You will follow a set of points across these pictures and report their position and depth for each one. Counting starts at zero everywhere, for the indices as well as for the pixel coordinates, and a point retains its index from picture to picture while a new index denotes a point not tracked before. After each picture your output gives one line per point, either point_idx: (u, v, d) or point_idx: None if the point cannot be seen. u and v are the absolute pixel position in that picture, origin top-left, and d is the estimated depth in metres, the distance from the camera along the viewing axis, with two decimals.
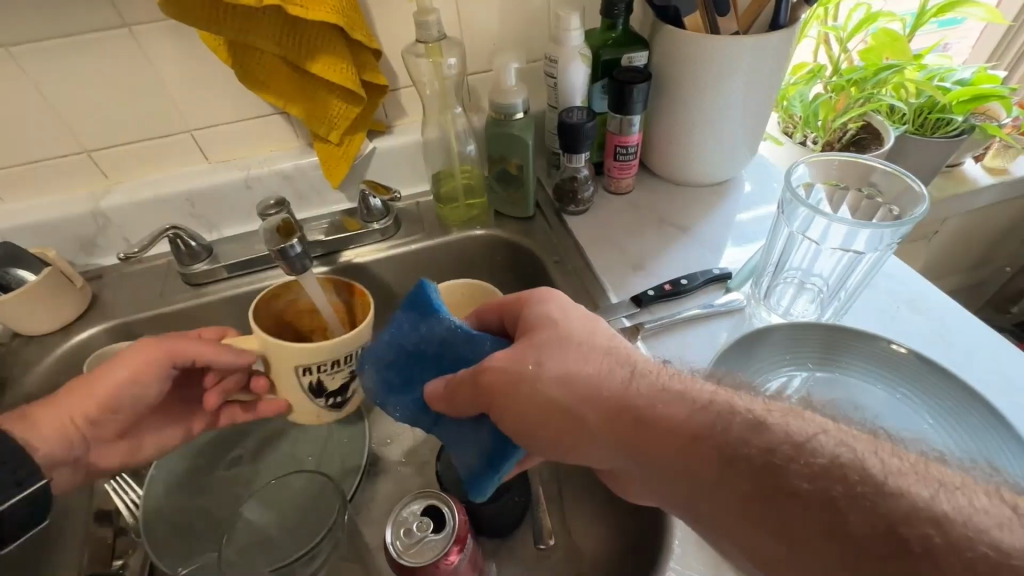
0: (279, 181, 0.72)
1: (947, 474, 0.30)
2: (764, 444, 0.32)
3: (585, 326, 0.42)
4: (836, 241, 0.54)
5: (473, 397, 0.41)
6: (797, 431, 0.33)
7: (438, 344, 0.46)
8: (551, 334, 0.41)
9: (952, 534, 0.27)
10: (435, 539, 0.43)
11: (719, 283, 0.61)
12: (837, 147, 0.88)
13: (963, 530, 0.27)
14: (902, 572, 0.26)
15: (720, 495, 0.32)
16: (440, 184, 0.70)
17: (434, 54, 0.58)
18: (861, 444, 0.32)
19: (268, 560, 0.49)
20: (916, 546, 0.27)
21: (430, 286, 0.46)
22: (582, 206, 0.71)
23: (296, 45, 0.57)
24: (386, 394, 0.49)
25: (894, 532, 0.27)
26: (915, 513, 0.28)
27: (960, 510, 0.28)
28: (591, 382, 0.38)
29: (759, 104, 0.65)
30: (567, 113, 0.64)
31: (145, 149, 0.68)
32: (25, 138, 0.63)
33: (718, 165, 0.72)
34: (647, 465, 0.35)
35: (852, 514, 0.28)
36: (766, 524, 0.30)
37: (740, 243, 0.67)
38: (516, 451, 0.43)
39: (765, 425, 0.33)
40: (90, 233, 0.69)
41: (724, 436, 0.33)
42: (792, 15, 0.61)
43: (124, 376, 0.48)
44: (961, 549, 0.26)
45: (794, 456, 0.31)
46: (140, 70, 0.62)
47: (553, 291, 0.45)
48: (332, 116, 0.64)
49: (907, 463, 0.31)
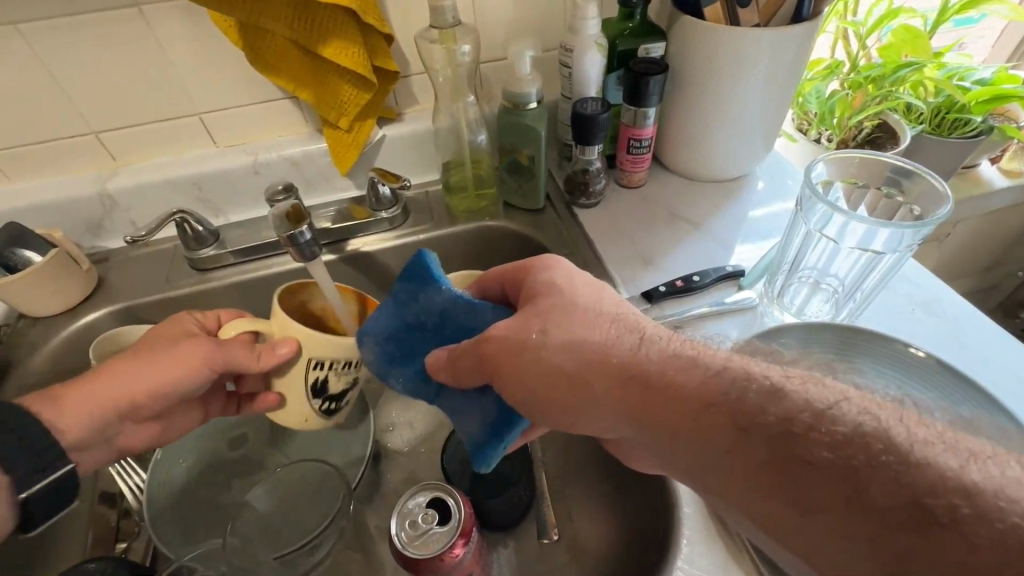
0: (287, 167, 0.72)
1: (976, 446, 0.29)
2: (782, 411, 0.32)
3: (597, 299, 0.41)
4: (854, 240, 0.53)
5: (478, 367, 0.41)
6: (818, 398, 0.32)
7: (438, 315, 0.45)
8: (556, 301, 0.41)
9: (982, 505, 0.26)
10: (440, 531, 0.43)
11: (731, 280, 0.60)
12: (852, 146, 0.87)
13: (994, 500, 0.26)
14: (924, 541, 0.26)
15: (736, 463, 0.32)
16: (450, 173, 0.69)
17: (448, 40, 0.57)
18: (885, 411, 0.31)
19: (274, 546, 0.49)
20: (941, 517, 0.26)
21: (430, 256, 0.46)
22: (593, 199, 0.70)
23: (308, 29, 0.56)
24: (386, 366, 0.46)
25: (917, 503, 0.27)
26: (940, 482, 0.27)
27: (991, 480, 0.27)
28: (599, 349, 0.38)
29: (778, 98, 0.64)
30: (581, 104, 0.63)
31: (152, 132, 0.67)
32: (33, 119, 0.62)
33: (733, 160, 0.70)
34: (660, 434, 0.35)
35: (874, 484, 0.28)
36: (785, 493, 0.30)
37: (753, 240, 0.66)
38: (522, 420, 0.42)
39: (783, 392, 0.33)
40: (97, 216, 0.68)
41: (740, 403, 0.33)
42: (814, 9, 0.59)
43: (158, 382, 0.48)
44: (991, 519, 0.25)
45: (812, 423, 0.31)
46: (149, 51, 0.61)
47: (556, 257, 0.44)
48: (342, 102, 0.63)
49: (933, 432, 0.30)
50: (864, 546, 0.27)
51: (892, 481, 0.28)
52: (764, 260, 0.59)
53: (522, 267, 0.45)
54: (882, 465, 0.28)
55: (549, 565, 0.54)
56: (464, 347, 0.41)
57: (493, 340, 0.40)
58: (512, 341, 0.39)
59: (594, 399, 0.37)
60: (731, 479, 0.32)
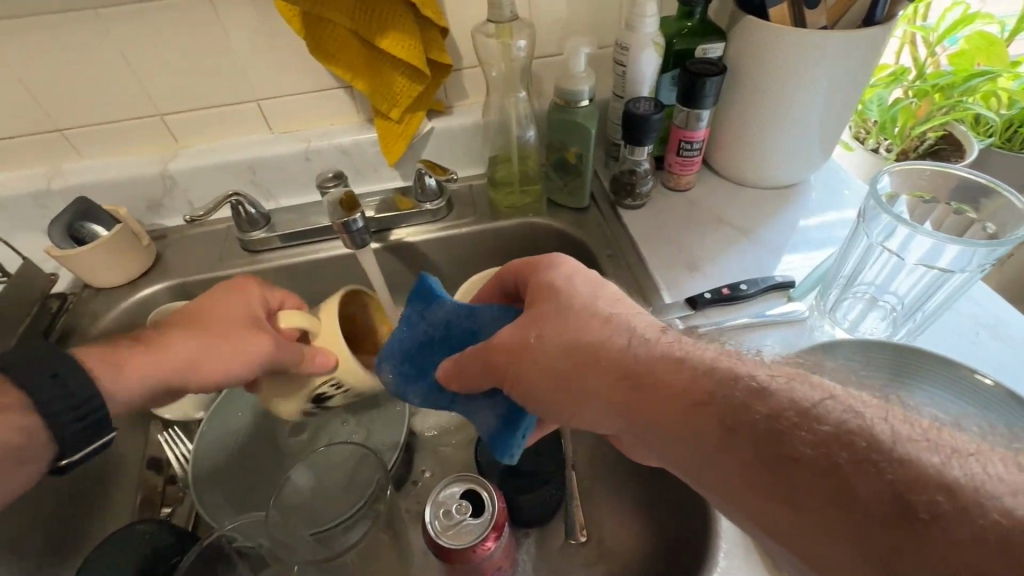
0: (338, 155, 0.73)
1: (958, 440, 0.28)
2: (768, 409, 0.31)
3: (594, 292, 0.41)
4: (918, 256, 0.51)
5: (482, 372, 0.41)
6: (802, 397, 0.31)
7: (444, 327, 0.47)
8: (551, 304, 0.40)
9: (962, 500, 0.24)
10: (473, 524, 0.44)
11: (780, 291, 0.58)
12: (912, 157, 0.83)
13: (975, 495, 0.24)
14: (906, 540, 0.24)
15: (724, 462, 0.31)
16: (496, 168, 0.69)
17: (504, 35, 0.57)
18: (870, 409, 0.30)
19: (308, 525, 0.50)
20: (923, 515, 0.25)
21: (429, 277, 0.49)
22: (639, 200, 0.69)
23: (368, 20, 0.57)
24: (404, 384, 0.47)
25: (901, 501, 0.25)
26: (924, 478, 0.26)
27: (973, 477, 0.25)
28: (590, 346, 0.37)
29: (839, 106, 0.62)
30: (634, 104, 0.62)
31: (214, 116, 0.70)
32: (106, 99, 0.65)
33: (788, 166, 0.68)
34: (652, 428, 0.34)
35: (858, 483, 0.27)
36: (769, 491, 0.29)
37: (804, 250, 0.64)
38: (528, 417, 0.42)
39: (768, 390, 0.31)
40: (158, 194, 0.71)
41: (727, 400, 0.32)
42: (889, 12, 0.57)
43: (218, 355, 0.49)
44: (972, 515, 0.24)
45: (798, 422, 0.30)
46: (216, 37, 0.63)
47: (559, 256, 0.44)
48: (396, 94, 0.64)
49: (918, 429, 0.28)
50: (852, 548, 0.26)
51: (879, 478, 0.26)
52: (819, 272, 0.58)
53: (521, 269, 0.45)
54: (869, 461, 0.27)
55: (576, 565, 0.54)
56: (468, 357, 0.41)
57: (497, 344, 0.40)
58: (512, 342, 0.40)
59: (586, 393, 0.37)
60: (721, 478, 0.31)
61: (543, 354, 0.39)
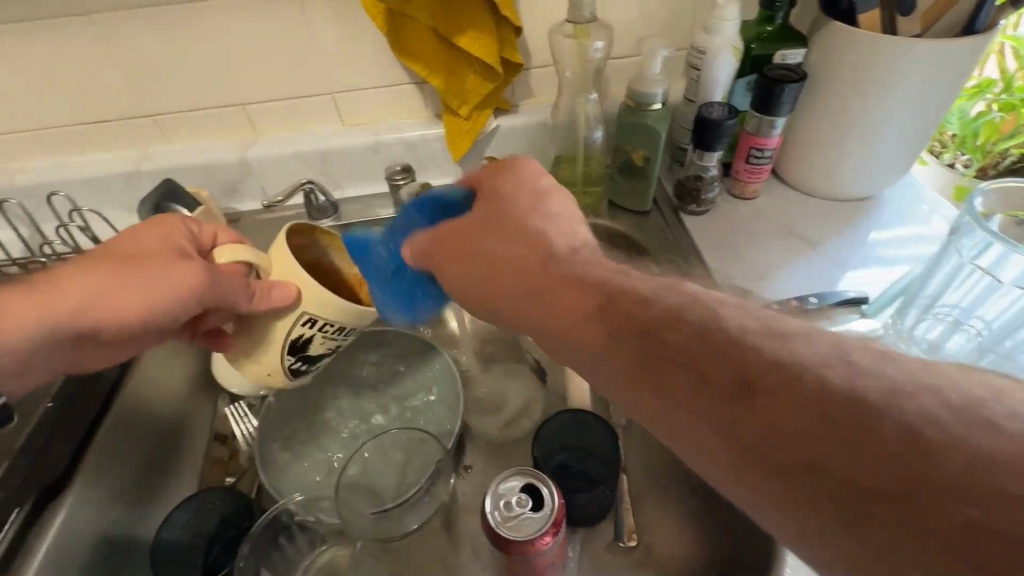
0: (405, 149, 0.75)
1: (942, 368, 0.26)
2: (753, 353, 0.28)
3: (590, 251, 0.39)
4: (1012, 278, 0.49)
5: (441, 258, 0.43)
6: (780, 338, 0.29)
7: (392, 258, 0.47)
8: (500, 212, 0.41)
9: (952, 432, 0.23)
10: (533, 517, 0.44)
11: (852, 306, 0.56)
12: (992, 174, 0.78)
13: (971, 429, 0.23)
14: (905, 481, 0.23)
15: (705, 408, 0.28)
16: (560, 167, 0.70)
17: (582, 35, 0.58)
18: (849, 347, 0.28)
19: (371, 502, 0.53)
20: (919, 455, 0.23)
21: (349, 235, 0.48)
22: (703, 206, 0.68)
23: (448, 17, 0.58)
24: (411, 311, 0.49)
25: (898, 440, 0.23)
26: (912, 416, 0.24)
27: (966, 401, 0.24)
28: (571, 285, 0.36)
29: (923, 119, 0.59)
30: (707, 108, 0.61)
31: (291, 107, 0.73)
32: (194, 87, 0.69)
33: (863, 179, 0.66)
34: (632, 382, 0.31)
35: (847, 419, 0.24)
36: (756, 439, 0.26)
37: (877, 267, 0.61)
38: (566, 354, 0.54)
39: (746, 338, 0.29)
40: (234, 180, 0.75)
41: (707, 343, 0.29)
42: (989, 21, 0.54)
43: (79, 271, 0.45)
44: (961, 448, 0.22)
45: (783, 366, 0.27)
46: (300, 31, 0.66)
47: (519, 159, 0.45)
48: (467, 90, 0.66)
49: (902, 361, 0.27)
50: (841, 492, 0.24)
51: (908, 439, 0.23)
52: (899, 287, 0.56)
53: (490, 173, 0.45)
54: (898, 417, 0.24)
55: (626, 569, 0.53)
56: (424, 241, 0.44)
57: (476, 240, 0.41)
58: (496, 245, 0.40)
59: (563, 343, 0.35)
60: (698, 436, 0.28)
61: (529, 300, 0.37)
